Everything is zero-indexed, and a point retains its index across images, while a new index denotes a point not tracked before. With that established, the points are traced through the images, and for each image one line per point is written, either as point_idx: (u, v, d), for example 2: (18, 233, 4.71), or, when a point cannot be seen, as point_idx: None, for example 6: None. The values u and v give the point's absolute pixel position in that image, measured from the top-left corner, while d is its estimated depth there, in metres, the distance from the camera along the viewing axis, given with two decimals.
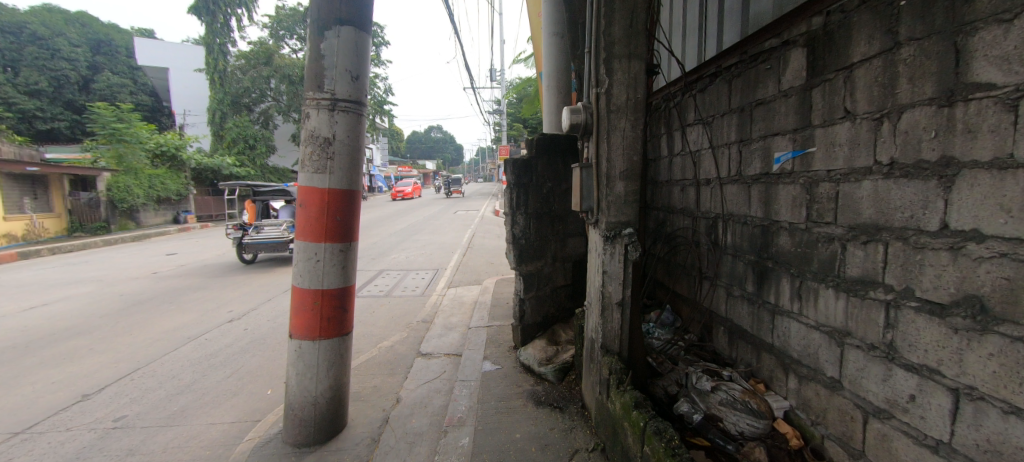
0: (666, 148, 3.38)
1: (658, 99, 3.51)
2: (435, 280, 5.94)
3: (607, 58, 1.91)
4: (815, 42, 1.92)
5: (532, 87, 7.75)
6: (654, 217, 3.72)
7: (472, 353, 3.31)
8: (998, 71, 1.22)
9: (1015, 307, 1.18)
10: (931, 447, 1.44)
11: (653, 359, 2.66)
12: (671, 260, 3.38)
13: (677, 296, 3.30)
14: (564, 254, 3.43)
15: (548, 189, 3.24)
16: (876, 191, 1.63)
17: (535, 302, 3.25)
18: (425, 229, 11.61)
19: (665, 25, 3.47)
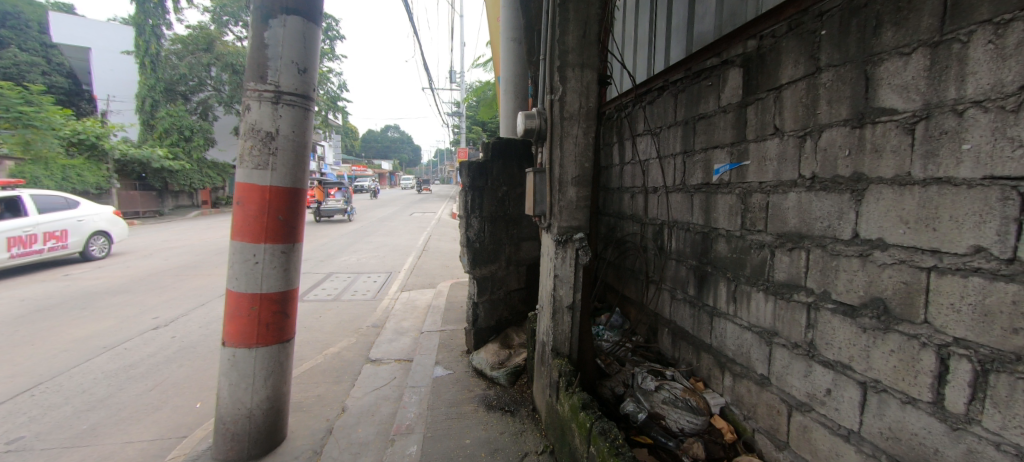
0: (618, 156, 3.50)
1: (610, 109, 3.63)
2: (388, 284, 5.75)
3: (562, 66, 1.95)
4: (750, 63, 2.07)
5: (491, 91, 7.73)
6: (606, 223, 3.83)
7: (423, 359, 3.23)
8: (899, 98, 1.40)
9: (912, 308, 1.35)
10: (843, 436, 1.59)
11: (602, 360, 2.73)
12: (621, 264, 3.50)
13: (626, 299, 3.41)
14: (519, 257, 3.44)
15: (503, 192, 3.25)
16: (800, 202, 1.78)
17: (489, 305, 3.24)
18: (380, 231, 11.23)
19: (618, 39, 3.61)
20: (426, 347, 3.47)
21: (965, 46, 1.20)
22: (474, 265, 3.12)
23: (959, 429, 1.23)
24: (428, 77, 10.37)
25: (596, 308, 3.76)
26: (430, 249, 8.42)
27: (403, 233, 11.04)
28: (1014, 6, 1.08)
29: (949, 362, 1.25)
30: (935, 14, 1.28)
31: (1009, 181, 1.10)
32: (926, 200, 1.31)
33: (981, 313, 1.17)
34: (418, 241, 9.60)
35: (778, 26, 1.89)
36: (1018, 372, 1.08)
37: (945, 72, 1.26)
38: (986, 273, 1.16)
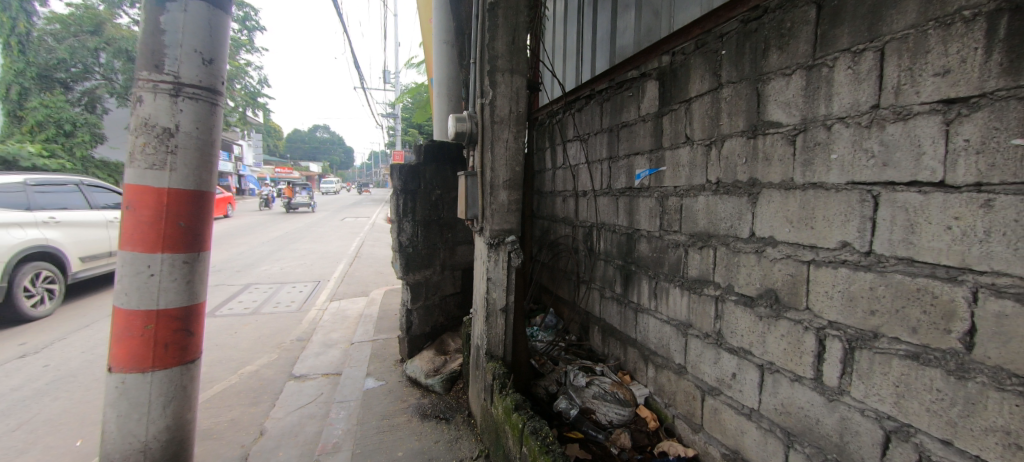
0: (550, 161, 3.61)
1: (542, 115, 3.73)
2: (315, 293, 5.38)
3: (491, 70, 1.98)
4: (664, 76, 2.24)
5: (425, 93, 7.58)
6: (540, 226, 3.92)
7: (353, 372, 3.06)
8: (783, 113, 1.60)
9: (797, 296, 1.56)
10: (746, 415, 1.77)
11: (537, 361, 2.78)
12: (554, 265, 3.60)
13: (560, 300, 3.52)
14: (454, 262, 3.40)
15: (437, 196, 3.19)
16: (708, 204, 1.95)
17: (423, 312, 3.17)
18: (307, 238, 10.49)
19: (548, 47, 3.73)
20: (356, 359, 3.30)
21: (831, 70, 1.43)
22: (407, 271, 3.02)
23: (833, 400, 1.44)
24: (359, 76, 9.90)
25: (532, 309, 3.83)
26: (363, 256, 8.02)
27: (334, 239, 10.40)
28: (865, 38, 1.34)
29: (826, 343, 1.47)
30: (808, 43, 1.51)
31: (865, 186, 1.34)
32: (804, 203, 1.52)
33: (848, 299, 1.40)
34: (350, 247, 9.12)
35: (687, 44, 2.07)
36: (875, 347, 1.32)
37: (815, 92, 1.49)
38: (850, 264, 1.38)
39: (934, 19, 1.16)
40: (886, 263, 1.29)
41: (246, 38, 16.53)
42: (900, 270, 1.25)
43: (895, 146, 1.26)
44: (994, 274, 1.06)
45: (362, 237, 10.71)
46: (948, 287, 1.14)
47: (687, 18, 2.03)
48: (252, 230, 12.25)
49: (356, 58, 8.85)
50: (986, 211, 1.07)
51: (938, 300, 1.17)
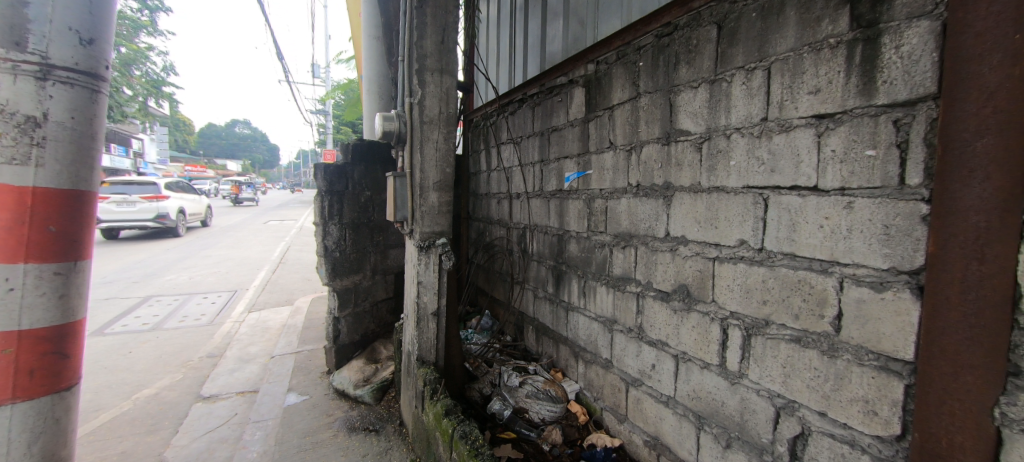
0: (485, 163, 3.62)
1: (476, 117, 3.73)
2: (232, 304, 4.91)
3: (420, 69, 1.97)
4: (589, 83, 2.34)
5: (355, 90, 7.26)
6: (475, 228, 3.90)
7: (272, 388, 2.83)
8: (692, 123, 1.74)
9: (704, 290, 1.70)
10: (664, 402, 1.89)
11: (471, 363, 2.76)
12: (490, 268, 3.60)
13: (495, 301, 3.54)
14: (385, 265, 3.28)
15: (367, 197, 3.08)
16: (629, 206, 2.07)
17: (353, 319, 3.04)
18: (224, 243, 9.54)
19: (482, 51, 3.76)
20: (276, 375, 3.05)
21: (729, 85, 1.59)
22: (334, 276, 2.87)
23: (734, 383, 1.60)
24: (283, 69, 9.23)
25: (467, 312, 3.81)
26: (288, 263, 7.46)
27: (257, 244, 9.57)
28: (756, 58, 1.50)
29: (728, 332, 1.62)
30: (710, 59, 1.66)
31: (757, 190, 1.51)
32: (709, 205, 1.68)
33: (745, 291, 1.56)
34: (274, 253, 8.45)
35: (609, 54, 2.19)
36: (767, 333, 1.49)
37: (716, 103, 1.64)
38: (746, 260, 1.55)
39: (808, 45, 1.35)
40: (774, 258, 1.46)
41: (149, 19, 14.74)
42: (786, 263, 1.43)
43: (781, 154, 1.43)
44: (855, 266, 1.24)
45: (287, 242, 9.94)
46: (821, 278, 1.32)
47: (609, 29, 2.15)
48: (155, 235, 10.87)
49: (278, 49, 8.26)
50: (848, 212, 1.25)
51: (814, 289, 1.35)
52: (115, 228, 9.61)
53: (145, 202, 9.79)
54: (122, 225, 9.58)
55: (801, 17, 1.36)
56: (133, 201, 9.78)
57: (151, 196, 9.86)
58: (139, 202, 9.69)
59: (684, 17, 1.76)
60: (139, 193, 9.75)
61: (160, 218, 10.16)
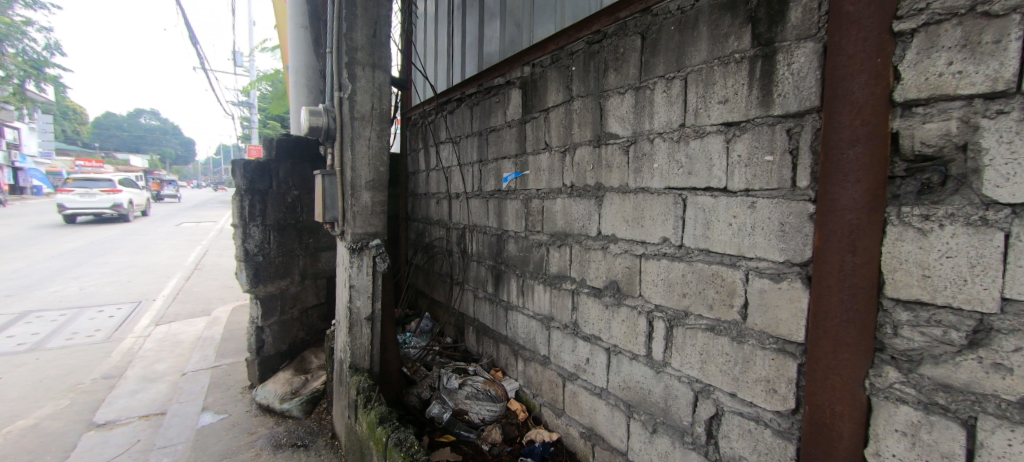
0: (424, 162, 3.54)
1: (414, 115, 3.65)
2: (135, 317, 4.36)
3: (349, 63, 1.90)
4: (526, 85, 2.38)
5: (282, 81, 6.76)
6: (414, 229, 3.81)
7: (183, 409, 2.57)
8: (621, 127, 1.83)
9: (632, 285, 1.80)
10: (597, 394, 1.97)
11: (408, 368, 2.68)
12: (430, 269, 3.53)
13: (435, 303, 3.47)
14: (317, 269, 3.13)
15: (294, 197, 2.94)
16: (564, 205, 2.13)
17: (280, 328, 2.87)
18: (126, 248, 8.45)
19: (419, 48, 3.68)
20: (187, 394, 2.77)
21: (652, 92, 1.70)
22: (256, 282, 2.69)
23: (659, 371, 1.70)
24: (198, 55, 8.38)
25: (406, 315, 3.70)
26: (205, 269, 6.77)
27: (167, 249, 8.60)
28: (675, 68, 1.61)
29: (653, 324, 1.72)
30: (636, 67, 1.76)
31: (677, 190, 1.62)
32: (635, 205, 1.77)
33: (667, 285, 1.66)
34: (188, 258, 7.64)
35: (544, 57, 2.24)
36: (686, 324, 1.61)
37: (641, 109, 1.74)
38: (668, 256, 1.66)
39: (718, 58, 1.47)
40: (692, 254, 1.58)
41: None
42: (701, 259, 1.55)
43: (696, 158, 1.55)
44: (758, 259, 1.38)
45: (204, 246, 9.02)
46: (731, 271, 1.45)
47: (544, 33, 2.19)
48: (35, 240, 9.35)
49: (191, 32, 7.48)
50: (752, 211, 1.39)
51: (725, 281, 1.48)
52: (78, 216, 11.69)
53: (104, 194, 11.95)
54: (85, 212, 11.63)
55: (712, 33, 1.49)
56: (93, 194, 11.77)
57: (111, 191, 12.07)
58: (100, 194, 11.87)
59: (612, 25, 1.85)
60: (99, 187, 11.88)
61: (117, 207, 12.38)
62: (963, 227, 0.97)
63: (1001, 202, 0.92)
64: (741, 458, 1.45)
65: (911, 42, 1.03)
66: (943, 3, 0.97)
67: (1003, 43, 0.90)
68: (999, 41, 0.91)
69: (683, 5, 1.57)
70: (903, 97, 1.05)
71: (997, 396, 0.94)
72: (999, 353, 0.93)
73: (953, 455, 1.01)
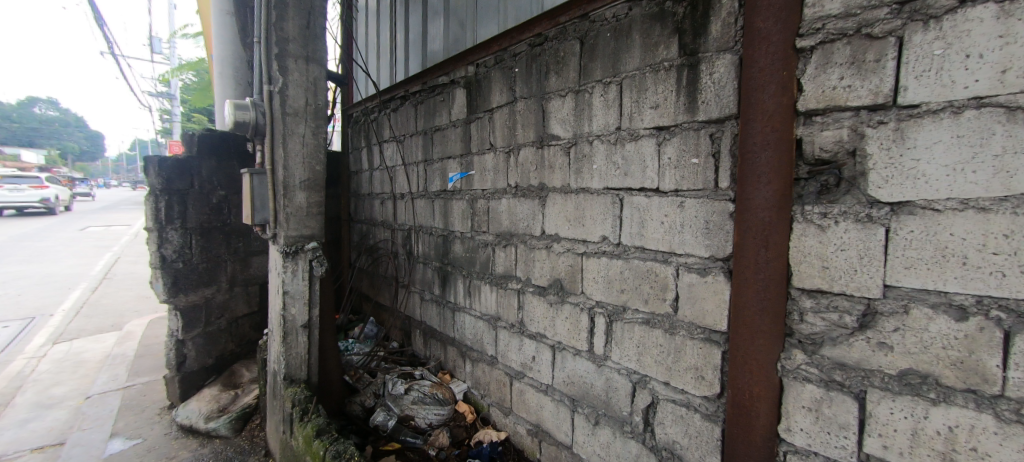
0: (367, 162, 3.43)
1: (357, 112, 3.52)
2: (27, 335, 3.83)
3: (280, 54, 1.80)
4: (470, 85, 2.37)
5: (205, 70, 6.26)
6: (357, 231, 3.68)
7: (86, 437, 2.29)
8: (562, 129, 1.87)
9: (575, 282, 1.85)
10: (544, 391, 2.01)
11: (351, 376, 2.60)
12: (374, 272, 3.42)
13: (381, 307, 3.37)
14: (247, 276, 3.01)
15: (220, 198, 2.86)
16: (509, 205, 2.15)
17: (204, 340, 2.77)
18: (14, 256, 7.36)
19: (361, 43, 3.55)
20: (92, 420, 2.47)
21: (590, 96, 1.75)
22: (175, 292, 2.61)
23: (601, 365, 1.77)
24: (105, 38, 7.55)
25: (350, 321, 3.55)
26: (115, 279, 6.06)
27: (69, 256, 7.61)
28: (611, 74, 1.68)
29: (594, 319, 1.79)
30: (575, 71, 1.81)
31: (614, 191, 1.69)
32: (577, 205, 1.82)
33: (607, 282, 1.73)
34: (95, 266, 6.83)
35: (488, 58, 2.24)
36: (625, 318, 1.68)
37: (581, 112, 1.79)
38: (607, 254, 1.73)
39: (650, 65, 1.55)
40: (629, 252, 1.65)
41: None
42: (637, 255, 1.63)
43: (631, 160, 1.63)
44: (686, 255, 1.48)
45: (115, 253, 8.09)
46: (663, 267, 1.54)
47: (487, 34, 2.19)
48: None
49: (95, 12, 6.72)
50: (681, 209, 1.48)
51: (658, 277, 1.56)
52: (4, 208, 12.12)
53: (34, 190, 12.65)
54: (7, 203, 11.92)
55: (644, 41, 1.56)
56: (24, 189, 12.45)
57: (37, 184, 12.57)
58: (27, 190, 12.40)
59: (553, 29, 1.88)
60: (24, 182, 12.28)
61: (43, 201, 12.83)
62: (853, 223, 1.10)
63: (883, 201, 1.06)
64: (675, 443, 1.54)
65: (810, 57, 1.15)
66: (836, 24, 1.10)
67: (882, 61, 1.04)
68: (879, 60, 1.04)
69: (618, 13, 1.64)
70: (806, 107, 1.17)
71: (882, 371, 1.08)
72: (882, 333, 1.07)
73: (849, 425, 1.14)
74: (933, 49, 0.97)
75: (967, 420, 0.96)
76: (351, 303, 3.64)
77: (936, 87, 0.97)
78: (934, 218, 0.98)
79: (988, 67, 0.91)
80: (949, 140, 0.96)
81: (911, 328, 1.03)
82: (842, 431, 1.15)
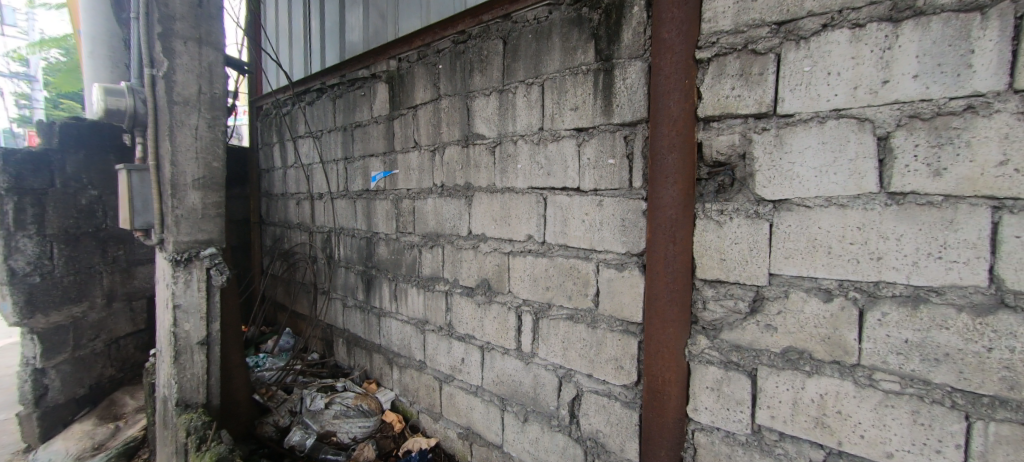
0: (279, 159, 3.17)
1: (268, 104, 3.24)
2: None
3: (165, 34, 1.67)
4: (392, 80, 2.28)
5: (75, 52, 5.46)
6: (270, 234, 3.38)
7: None
8: (487, 128, 1.87)
9: (502, 282, 1.86)
10: (474, 393, 1.99)
11: (262, 394, 2.38)
12: (290, 278, 3.17)
13: (298, 316, 3.12)
14: (129, 289, 2.75)
15: (91, 198, 2.56)
16: (435, 205, 2.10)
17: (72, 367, 2.43)
18: None
19: (271, 30, 3.26)
20: None
21: (513, 96, 1.76)
22: (31, 311, 2.27)
23: (528, 362, 1.79)
24: None
25: (262, 334, 3.25)
26: None
27: None
28: (533, 74, 1.70)
29: (521, 318, 1.80)
30: (499, 70, 1.81)
31: (538, 190, 1.72)
32: (502, 204, 1.83)
33: (532, 280, 1.76)
34: None
35: (411, 53, 2.17)
36: (550, 315, 1.71)
37: (505, 111, 1.80)
38: (533, 252, 1.75)
39: (569, 68, 1.59)
40: (552, 250, 1.69)
41: None
42: (560, 253, 1.67)
43: (553, 161, 1.66)
44: (605, 252, 1.54)
45: None
46: (585, 263, 1.59)
47: (409, 27, 2.12)
48: None
49: None
50: (600, 208, 1.54)
51: (580, 273, 1.61)
52: None
53: None
54: None
55: (563, 45, 1.60)
56: None
57: None
58: None
59: (476, 27, 1.87)
60: None
61: None
62: (744, 219, 1.22)
63: (767, 199, 1.19)
64: (598, 432, 1.60)
65: (707, 68, 1.25)
66: (728, 39, 1.21)
67: (764, 75, 1.16)
68: (762, 74, 1.16)
69: (538, 16, 1.67)
70: (704, 114, 1.27)
71: (768, 350, 1.21)
72: (768, 317, 1.20)
73: (744, 400, 1.26)
74: (803, 66, 1.10)
75: (834, 387, 1.10)
76: (264, 313, 3.33)
77: (806, 99, 1.10)
78: (805, 214, 1.12)
79: (844, 84, 1.05)
80: (816, 145, 1.09)
81: (790, 310, 1.16)
82: (738, 407, 1.27)
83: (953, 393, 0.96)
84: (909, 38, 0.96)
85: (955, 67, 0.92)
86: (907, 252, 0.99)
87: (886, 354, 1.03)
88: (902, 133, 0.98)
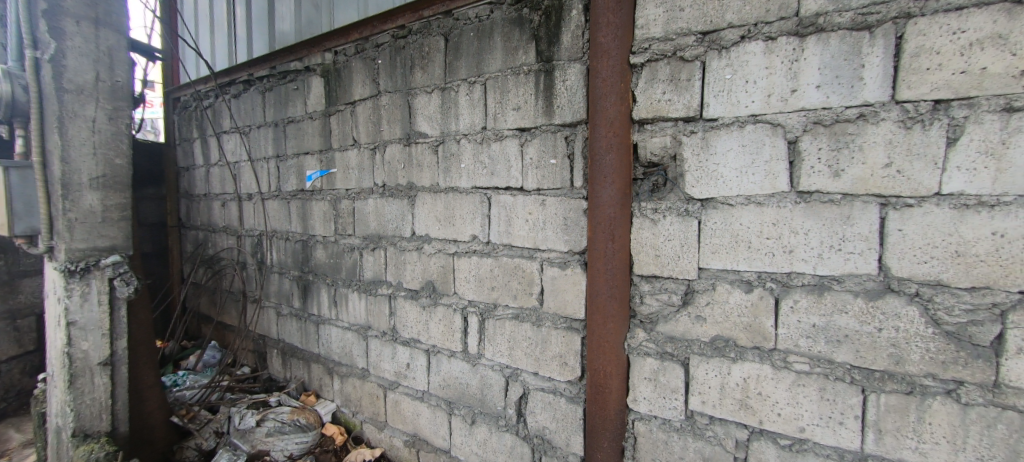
0: (201, 156, 2.91)
1: (187, 96, 2.96)
2: None
3: (51, 11, 1.51)
4: (328, 74, 2.16)
5: None
6: (191, 238, 3.10)
7: None
8: (428, 127, 1.83)
9: (447, 283, 1.83)
10: (420, 398, 1.94)
11: (182, 415, 2.18)
12: (215, 287, 2.92)
13: (225, 328, 2.88)
14: (12, 305, 2.47)
15: None
16: (376, 206, 2.02)
17: None
18: None
19: (188, 16, 3.00)
20: None
21: (455, 94, 1.74)
22: None
23: (475, 364, 1.77)
24: None
25: (182, 349, 2.97)
26: None
27: None
28: (475, 73, 1.69)
29: (467, 319, 1.78)
30: (440, 67, 1.78)
31: (482, 190, 1.71)
32: (446, 204, 1.80)
33: (477, 280, 1.74)
34: None
35: (348, 46, 2.07)
36: (496, 315, 1.71)
37: (447, 110, 1.77)
38: (477, 252, 1.74)
39: (510, 68, 1.60)
40: (497, 249, 1.69)
41: None
42: (505, 252, 1.67)
43: (496, 160, 1.66)
44: (549, 250, 1.56)
45: None
46: (529, 262, 1.60)
47: (345, 19, 2.02)
48: None
49: None
50: (542, 207, 1.56)
51: (525, 272, 1.62)
52: None
53: None
54: None
55: (505, 44, 1.60)
56: None
57: None
58: None
59: (416, 23, 1.82)
60: None
61: None
62: (676, 216, 1.29)
63: (695, 197, 1.26)
64: (544, 429, 1.62)
65: (641, 73, 1.31)
66: (659, 46, 1.27)
67: (691, 81, 1.23)
68: (689, 80, 1.23)
69: (480, 14, 1.65)
70: (639, 116, 1.33)
71: (699, 340, 1.29)
72: (698, 308, 1.28)
73: (677, 388, 1.32)
74: (725, 74, 1.18)
75: (755, 370, 1.20)
76: (185, 325, 3.04)
77: (728, 105, 1.18)
78: (728, 211, 1.20)
79: (759, 92, 1.13)
80: (736, 148, 1.18)
81: (716, 301, 1.24)
82: (672, 395, 1.34)
83: (852, 370, 1.08)
84: (813, 52, 1.06)
85: (850, 79, 1.02)
86: (813, 245, 1.09)
87: (797, 337, 1.14)
88: (808, 137, 1.08)
